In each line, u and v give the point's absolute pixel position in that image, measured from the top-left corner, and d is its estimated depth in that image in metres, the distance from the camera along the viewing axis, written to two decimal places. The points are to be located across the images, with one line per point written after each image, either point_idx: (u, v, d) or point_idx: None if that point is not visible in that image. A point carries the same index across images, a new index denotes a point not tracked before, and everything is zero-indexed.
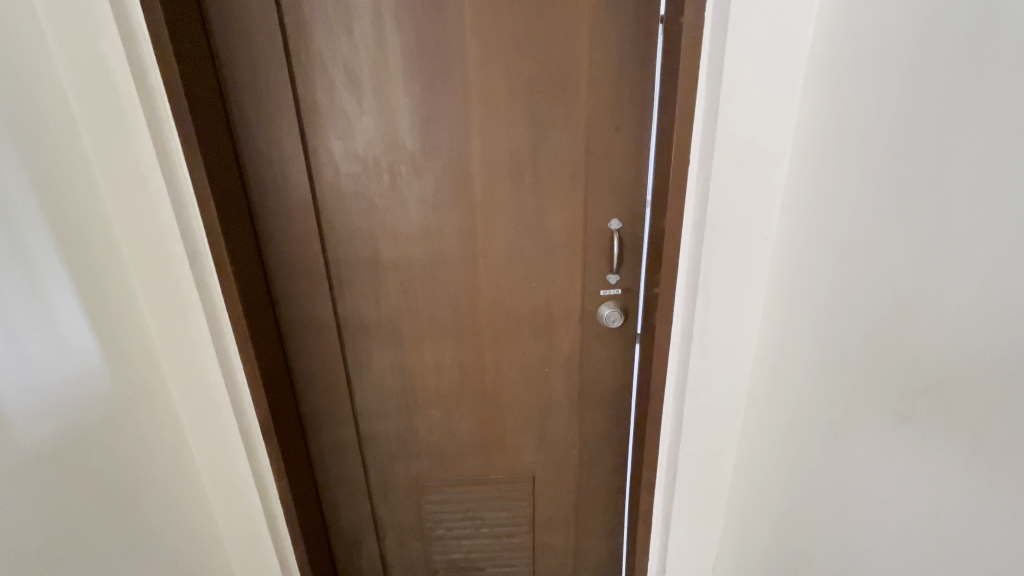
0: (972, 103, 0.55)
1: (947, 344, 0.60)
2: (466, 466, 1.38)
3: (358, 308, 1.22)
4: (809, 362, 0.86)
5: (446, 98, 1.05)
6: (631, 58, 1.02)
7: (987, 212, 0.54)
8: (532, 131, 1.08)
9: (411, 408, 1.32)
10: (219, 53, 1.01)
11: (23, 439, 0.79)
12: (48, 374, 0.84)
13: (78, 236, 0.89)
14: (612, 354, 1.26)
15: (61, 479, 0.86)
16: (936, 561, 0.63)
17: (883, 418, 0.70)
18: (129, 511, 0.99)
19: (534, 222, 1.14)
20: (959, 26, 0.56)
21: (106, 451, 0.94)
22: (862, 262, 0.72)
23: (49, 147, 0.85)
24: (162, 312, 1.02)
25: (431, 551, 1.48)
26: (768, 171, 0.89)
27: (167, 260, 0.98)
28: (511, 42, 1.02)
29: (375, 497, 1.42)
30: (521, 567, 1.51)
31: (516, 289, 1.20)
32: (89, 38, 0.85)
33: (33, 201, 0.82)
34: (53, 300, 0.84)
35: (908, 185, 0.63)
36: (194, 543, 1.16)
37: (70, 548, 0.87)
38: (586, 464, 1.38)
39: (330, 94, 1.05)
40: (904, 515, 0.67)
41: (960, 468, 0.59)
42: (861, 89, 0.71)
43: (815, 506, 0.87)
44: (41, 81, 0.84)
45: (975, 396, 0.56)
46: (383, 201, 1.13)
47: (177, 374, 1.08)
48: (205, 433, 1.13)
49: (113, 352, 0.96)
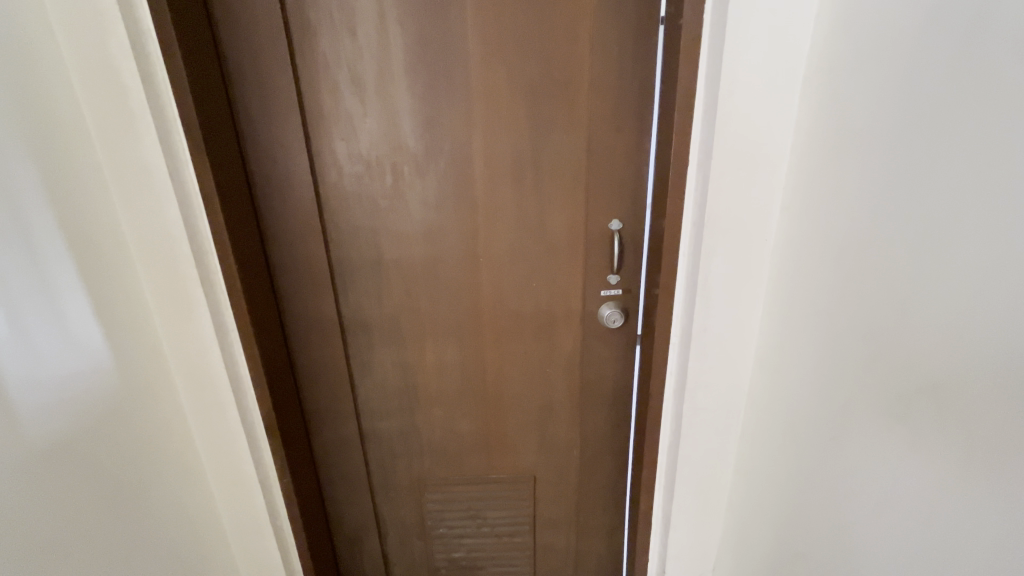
0: (970, 104, 0.55)
1: (945, 344, 0.60)
2: (466, 466, 1.38)
3: (360, 308, 1.22)
4: (808, 363, 0.86)
5: (448, 99, 1.06)
6: (632, 60, 1.03)
7: (985, 211, 0.54)
8: (534, 132, 1.08)
9: (412, 407, 1.32)
10: (225, 53, 1.01)
11: (32, 436, 0.80)
12: (58, 372, 0.84)
13: (88, 236, 0.90)
14: (612, 355, 1.27)
15: (70, 478, 0.86)
16: (934, 562, 0.64)
17: (882, 417, 0.70)
18: (136, 510, 1.00)
19: (535, 223, 1.15)
20: (958, 27, 0.56)
21: (111, 448, 0.94)
22: (860, 263, 0.73)
23: (61, 148, 0.86)
24: (169, 312, 1.03)
25: (433, 551, 1.48)
26: (769, 172, 0.90)
27: (174, 260, 0.99)
28: (512, 44, 1.02)
29: (376, 497, 1.43)
30: (521, 567, 1.51)
31: (517, 289, 1.20)
32: (96, 36, 0.85)
33: (43, 201, 0.82)
34: (64, 300, 0.85)
35: (907, 184, 0.64)
36: (200, 542, 1.17)
37: (76, 546, 0.87)
38: (586, 465, 1.39)
39: (334, 95, 1.05)
40: (903, 515, 0.68)
41: (957, 470, 0.59)
42: (859, 91, 0.71)
43: (814, 507, 0.87)
44: (51, 81, 0.85)
45: (973, 398, 0.57)
46: (386, 201, 1.14)
47: (181, 371, 1.08)
48: (211, 433, 1.14)
49: (122, 351, 0.96)
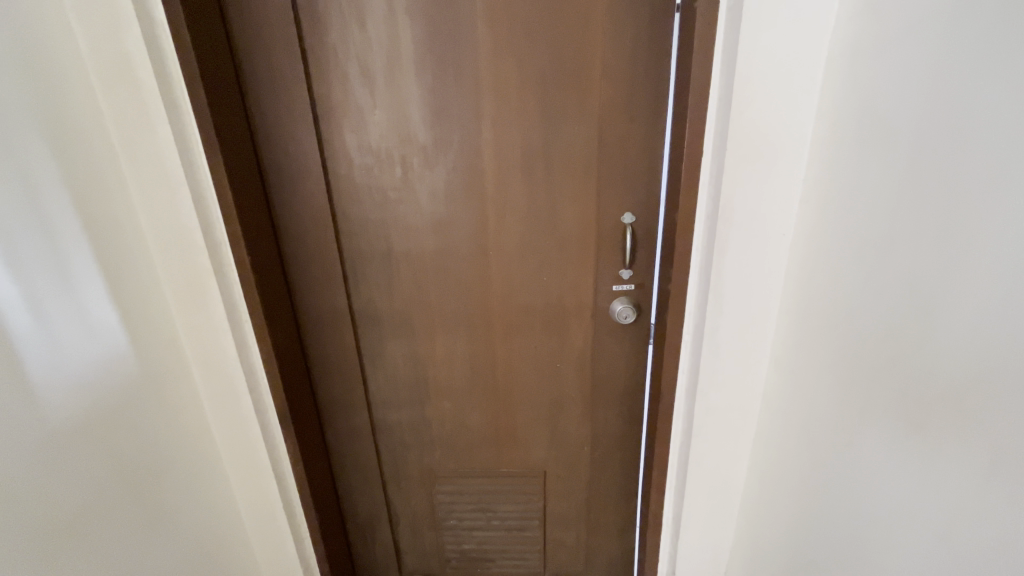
0: (997, 102, 0.55)
1: (964, 349, 0.60)
2: (477, 459, 1.39)
3: (372, 299, 1.23)
4: (826, 364, 0.86)
5: (457, 90, 1.05)
6: (645, 52, 1.02)
7: (1005, 217, 0.54)
8: (545, 126, 1.08)
9: (423, 399, 1.33)
10: (237, 44, 1.01)
11: (53, 423, 0.81)
12: (80, 361, 0.85)
13: (107, 227, 0.91)
14: (624, 351, 1.26)
15: (90, 466, 0.87)
16: (955, 570, 0.63)
17: (901, 420, 0.70)
18: (154, 496, 1.00)
19: (546, 217, 1.14)
20: (987, 26, 0.55)
21: (132, 433, 0.95)
22: (881, 265, 0.72)
23: (80, 141, 0.86)
24: (185, 301, 1.03)
25: (444, 542, 1.50)
26: (783, 167, 0.89)
27: (188, 251, 1.00)
28: (522, 34, 1.01)
29: (388, 487, 1.44)
30: (532, 561, 1.52)
31: (528, 283, 1.20)
32: (112, 30, 0.85)
33: (64, 195, 0.83)
34: (85, 291, 0.86)
35: (932, 177, 0.63)
36: (216, 527, 1.18)
37: (98, 531, 0.89)
38: (596, 461, 1.39)
39: (344, 86, 1.05)
40: (923, 521, 0.67)
41: (983, 477, 0.58)
42: (883, 84, 0.70)
43: (829, 509, 0.87)
44: (69, 75, 0.85)
45: (1000, 399, 0.56)
46: (396, 193, 1.14)
47: (197, 362, 1.09)
48: (227, 420, 1.15)
49: (140, 340, 0.97)
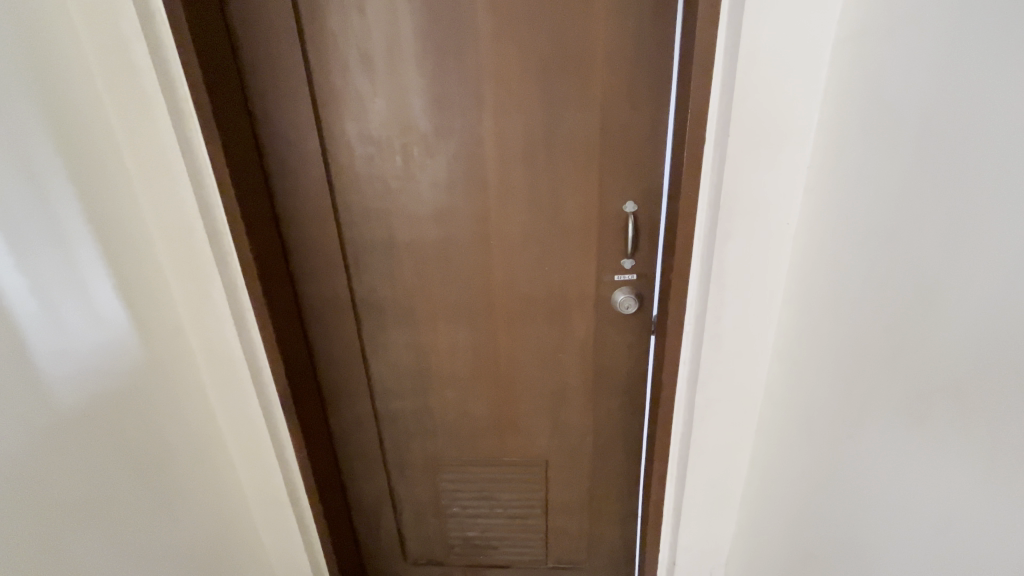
0: (1001, 95, 0.54)
1: (966, 342, 0.60)
2: (479, 447, 1.40)
3: (374, 289, 1.23)
4: (828, 355, 0.86)
5: (458, 78, 1.04)
6: (648, 40, 1.01)
7: (1008, 211, 0.54)
8: (547, 114, 1.07)
9: (425, 388, 1.33)
10: (236, 32, 1.01)
11: (62, 410, 0.81)
12: (87, 348, 0.85)
13: (111, 216, 0.91)
14: (626, 341, 1.27)
15: (100, 453, 0.88)
16: (954, 561, 0.64)
17: (903, 412, 0.70)
18: (162, 482, 1.02)
19: (548, 206, 1.14)
20: (993, 16, 0.55)
21: (140, 421, 0.96)
22: (885, 257, 0.72)
23: (82, 131, 0.86)
24: (189, 290, 1.04)
25: (447, 529, 1.51)
26: (785, 156, 0.89)
27: (190, 241, 1.00)
28: (523, 20, 1.00)
29: (392, 475, 1.45)
30: (535, 549, 1.54)
31: (530, 272, 1.20)
32: (110, 18, 0.84)
33: (68, 185, 0.83)
34: (90, 280, 0.86)
35: (937, 168, 0.63)
36: (223, 514, 1.19)
37: (108, 517, 0.90)
38: (598, 450, 1.40)
39: (344, 73, 1.04)
40: (924, 512, 0.68)
41: (985, 469, 0.59)
42: (890, 73, 0.70)
43: (830, 500, 0.88)
44: (70, 63, 0.85)
45: (1003, 390, 0.56)
46: (397, 181, 1.13)
47: (201, 352, 1.10)
48: (232, 408, 1.16)
49: (146, 329, 0.97)
